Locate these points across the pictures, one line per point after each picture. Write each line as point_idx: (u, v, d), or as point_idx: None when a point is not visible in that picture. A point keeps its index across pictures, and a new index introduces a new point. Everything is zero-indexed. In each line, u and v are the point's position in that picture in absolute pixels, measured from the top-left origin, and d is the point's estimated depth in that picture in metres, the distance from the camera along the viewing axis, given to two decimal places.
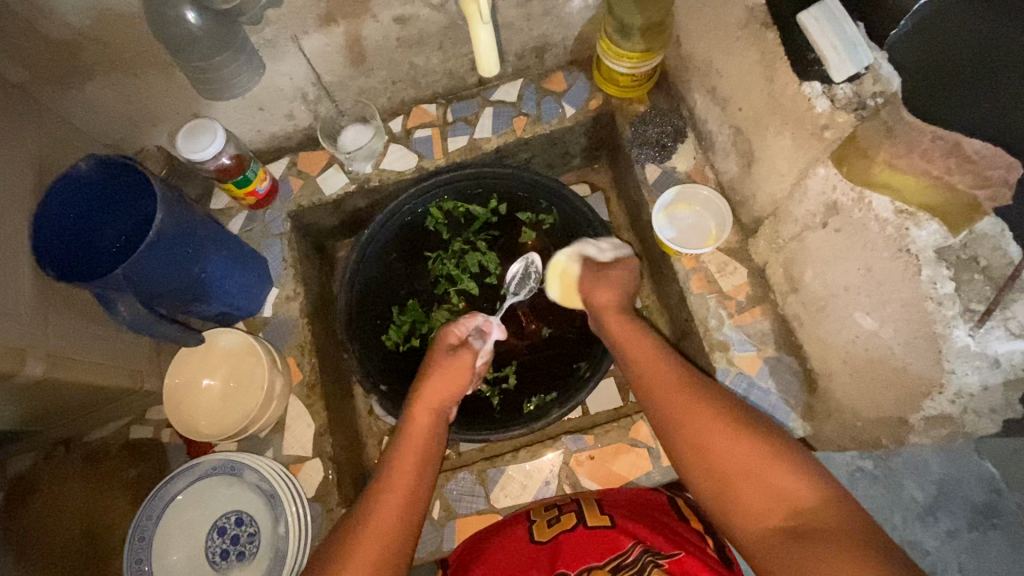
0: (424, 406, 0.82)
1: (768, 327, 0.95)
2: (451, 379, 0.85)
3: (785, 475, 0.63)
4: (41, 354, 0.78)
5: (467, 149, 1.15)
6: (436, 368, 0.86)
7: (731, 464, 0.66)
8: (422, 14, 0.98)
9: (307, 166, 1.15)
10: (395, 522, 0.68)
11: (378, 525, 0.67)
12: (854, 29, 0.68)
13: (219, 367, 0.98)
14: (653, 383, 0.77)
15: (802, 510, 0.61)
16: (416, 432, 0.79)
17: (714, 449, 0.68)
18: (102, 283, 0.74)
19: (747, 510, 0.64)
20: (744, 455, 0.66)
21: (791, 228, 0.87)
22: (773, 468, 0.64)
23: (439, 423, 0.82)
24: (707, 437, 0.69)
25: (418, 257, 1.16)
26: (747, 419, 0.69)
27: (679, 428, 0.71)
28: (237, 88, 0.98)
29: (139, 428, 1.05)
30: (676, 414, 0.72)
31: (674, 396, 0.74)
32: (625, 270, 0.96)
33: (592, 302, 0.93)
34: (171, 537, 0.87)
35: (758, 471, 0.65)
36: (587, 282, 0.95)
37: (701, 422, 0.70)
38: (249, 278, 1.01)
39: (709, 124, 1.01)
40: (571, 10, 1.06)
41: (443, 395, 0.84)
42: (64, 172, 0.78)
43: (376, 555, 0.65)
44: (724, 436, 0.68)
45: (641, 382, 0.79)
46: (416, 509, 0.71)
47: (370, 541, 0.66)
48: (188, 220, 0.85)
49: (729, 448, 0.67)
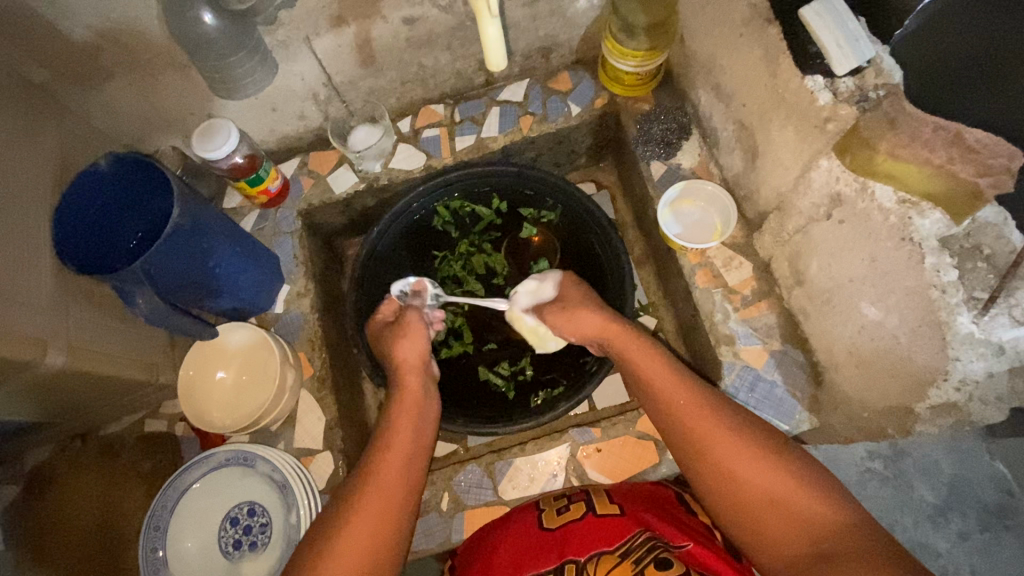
0: (408, 372, 0.85)
1: (773, 322, 0.96)
2: (414, 342, 0.87)
3: (810, 498, 0.65)
4: (62, 345, 0.80)
5: (474, 148, 1.17)
6: (400, 339, 0.88)
7: (752, 488, 0.67)
8: (430, 15, 1.01)
9: (318, 165, 1.17)
10: (394, 485, 0.71)
11: (380, 489, 0.70)
12: (856, 24, 0.70)
13: (231, 360, 1.00)
14: (674, 401, 0.74)
15: (824, 532, 0.63)
16: (407, 395, 0.82)
17: (736, 467, 0.68)
18: (119, 276, 0.76)
19: (771, 531, 0.66)
20: (769, 480, 0.66)
21: (796, 221, 0.88)
22: (796, 490, 0.65)
23: (427, 385, 0.86)
24: (727, 453, 0.69)
25: (427, 255, 1.19)
26: (771, 439, 0.70)
27: (708, 446, 0.70)
28: (251, 87, 1.00)
29: (153, 421, 1.06)
30: (694, 430, 0.71)
31: (682, 407, 0.73)
32: (574, 290, 0.93)
33: (583, 334, 0.88)
34: (184, 525, 0.88)
35: (784, 494, 0.65)
36: (562, 316, 0.90)
37: (720, 443, 0.69)
38: (262, 274, 1.03)
39: (714, 120, 1.02)
40: (577, 10, 1.08)
41: (417, 358, 0.87)
42: (84, 169, 0.80)
43: (378, 516, 0.68)
44: (753, 458, 0.68)
45: (658, 399, 0.76)
46: (412, 471, 0.74)
47: (372, 504, 0.69)
48: (202, 216, 0.87)
49: (750, 466, 0.67)
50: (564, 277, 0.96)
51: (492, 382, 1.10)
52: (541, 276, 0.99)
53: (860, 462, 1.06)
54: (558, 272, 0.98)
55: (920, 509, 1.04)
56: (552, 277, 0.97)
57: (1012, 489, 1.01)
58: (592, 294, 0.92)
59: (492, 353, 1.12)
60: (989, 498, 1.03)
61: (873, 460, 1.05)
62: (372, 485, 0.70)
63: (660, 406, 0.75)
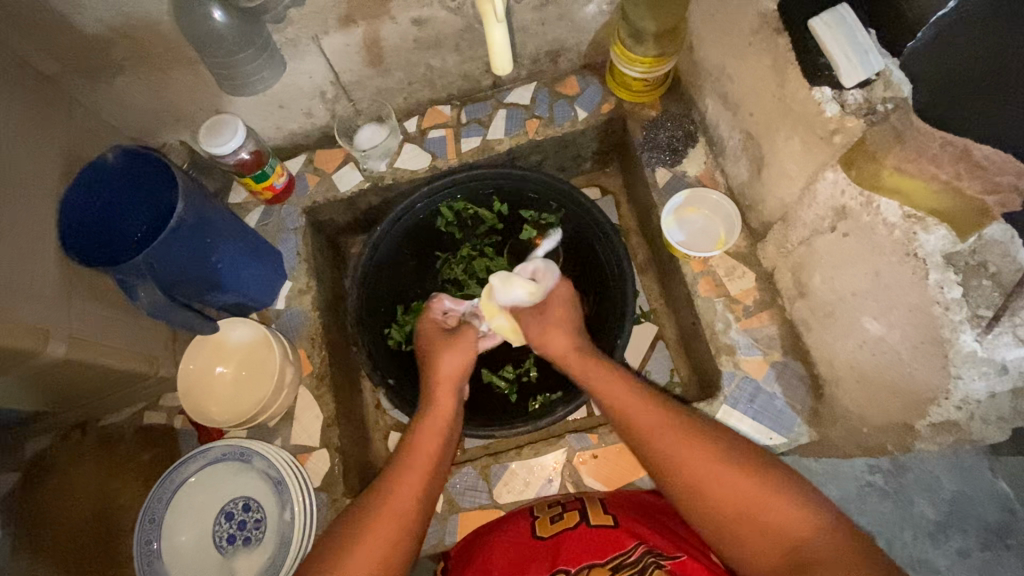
0: (446, 385, 0.86)
1: (775, 332, 0.96)
2: (460, 354, 0.89)
3: (787, 507, 0.65)
4: (64, 336, 0.80)
5: (479, 150, 1.17)
6: (446, 349, 0.89)
7: (729, 499, 0.67)
8: (439, 16, 1.01)
9: (323, 163, 1.18)
10: (410, 508, 0.72)
11: (392, 509, 0.71)
12: (865, 36, 0.69)
13: (232, 355, 1.00)
14: (651, 422, 0.75)
15: (800, 541, 0.63)
16: (439, 411, 0.83)
17: (713, 480, 0.68)
18: (123, 268, 0.77)
19: (750, 543, 0.66)
20: (744, 491, 0.67)
21: (800, 232, 0.87)
22: (770, 499, 0.65)
23: (458, 402, 0.87)
24: (703, 469, 0.69)
25: (430, 256, 1.21)
26: (745, 449, 0.70)
27: (689, 468, 0.70)
28: (261, 84, 1.00)
29: (154, 413, 1.06)
30: (672, 447, 0.72)
31: (658, 426, 0.74)
32: (559, 309, 0.93)
33: (546, 350, 0.91)
34: (180, 518, 0.89)
35: (759, 506, 0.66)
36: (541, 331, 0.91)
37: (694, 457, 0.70)
38: (265, 270, 1.03)
39: (720, 129, 1.02)
40: (586, 15, 1.08)
41: (457, 373, 0.88)
42: (92, 162, 0.82)
43: (388, 536, 0.69)
44: (735, 474, 0.68)
45: (626, 421, 0.77)
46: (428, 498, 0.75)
47: (383, 528, 0.69)
48: (207, 211, 0.87)
49: (727, 480, 0.68)
50: (558, 288, 0.96)
51: (495, 385, 1.09)
52: (542, 274, 0.98)
53: (860, 475, 1.05)
54: (553, 275, 0.97)
55: (920, 526, 1.03)
56: (547, 283, 0.97)
57: (1015, 508, 1.00)
58: (573, 312, 0.93)
59: (496, 357, 1.11)
60: (991, 517, 1.02)
61: (873, 474, 1.04)
62: (384, 502, 0.71)
63: (633, 426, 0.76)
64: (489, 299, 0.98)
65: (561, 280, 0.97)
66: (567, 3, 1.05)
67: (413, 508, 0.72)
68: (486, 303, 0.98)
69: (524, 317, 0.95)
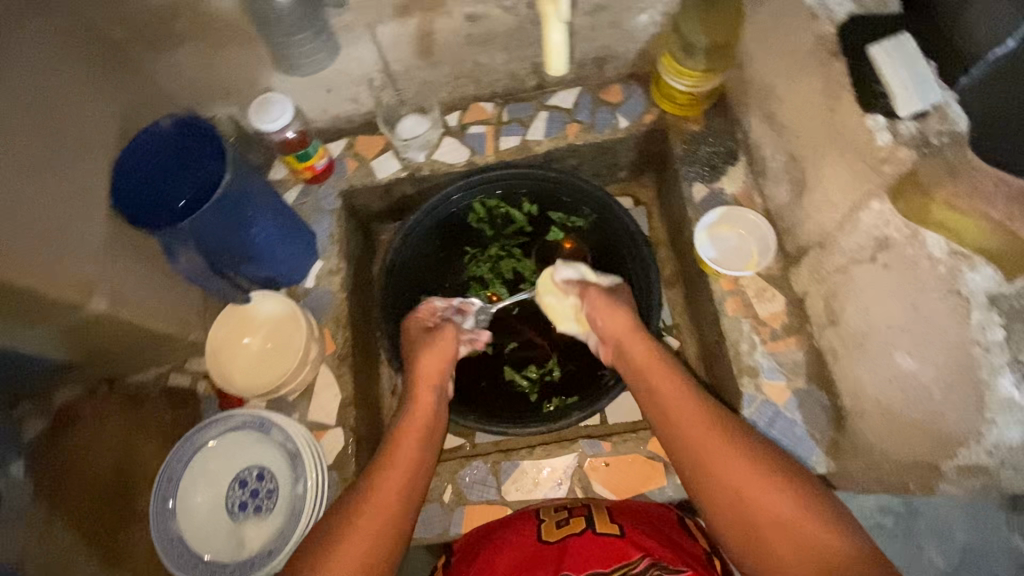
0: (425, 384, 0.90)
1: (801, 359, 0.95)
2: (439, 354, 0.93)
3: (818, 526, 0.65)
4: (106, 291, 0.82)
5: (517, 149, 1.18)
6: (426, 349, 0.93)
7: (761, 508, 0.68)
8: (493, 14, 1.02)
9: (364, 149, 1.20)
10: (394, 507, 0.74)
11: (378, 502, 0.74)
12: (925, 68, 0.73)
13: (260, 328, 1.02)
14: (687, 421, 0.77)
15: (831, 560, 0.63)
16: (420, 407, 0.87)
17: (746, 487, 0.70)
18: (171, 232, 0.80)
19: (778, 557, 0.66)
20: (776, 500, 0.68)
21: (837, 260, 0.85)
22: (799, 509, 0.67)
23: (439, 401, 0.90)
24: (738, 473, 0.71)
25: (459, 251, 1.23)
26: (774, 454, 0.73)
27: (718, 472, 0.72)
28: (308, 68, 1.03)
29: (177, 375, 1.11)
30: (713, 445, 0.73)
31: (699, 429, 0.76)
32: (624, 295, 0.97)
33: (606, 331, 0.93)
34: (197, 480, 0.91)
35: (789, 516, 0.67)
36: (600, 306, 0.93)
37: (729, 463, 0.72)
38: (298, 248, 1.05)
39: (763, 149, 1.01)
40: (638, 24, 1.08)
41: (438, 372, 0.92)
42: (146, 128, 0.85)
43: (381, 524, 0.72)
44: (765, 485, 0.69)
45: (671, 414, 0.79)
46: (411, 496, 0.77)
47: (367, 522, 0.72)
48: (249, 184, 0.90)
49: (759, 488, 0.69)
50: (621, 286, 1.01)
51: (516, 382, 1.10)
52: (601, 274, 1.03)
53: (871, 516, 1.03)
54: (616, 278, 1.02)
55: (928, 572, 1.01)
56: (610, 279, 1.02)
57: None
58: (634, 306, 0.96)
59: (520, 356, 1.12)
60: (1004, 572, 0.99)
61: (885, 515, 1.02)
62: (370, 494, 0.74)
63: (673, 424, 0.78)
64: (549, 276, 1.04)
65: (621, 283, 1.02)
66: (620, 12, 1.06)
67: (396, 503, 0.75)
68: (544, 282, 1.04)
69: (586, 292, 0.97)
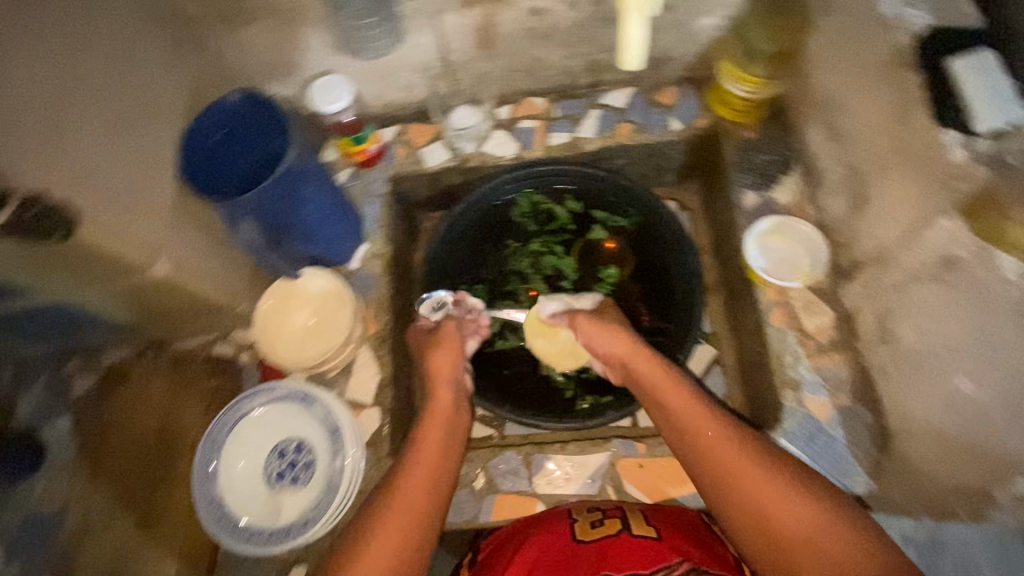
0: (444, 385, 0.90)
1: (846, 376, 0.93)
2: (449, 354, 0.93)
3: (854, 546, 0.63)
4: (168, 256, 0.85)
5: (567, 146, 1.17)
6: (437, 351, 0.93)
7: (789, 527, 0.66)
8: (556, 9, 1.03)
9: (415, 137, 1.20)
10: (418, 502, 0.74)
11: (403, 501, 0.73)
12: (1006, 85, 0.74)
13: (307, 304, 1.05)
14: (705, 437, 0.75)
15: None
16: (440, 405, 0.87)
17: (771, 506, 0.68)
18: (234, 203, 0.83)
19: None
20: (802, 517, 0.66)
21: (896, 276, 0.83)
22: (830, 528, 0.65)
23: (459, 400, 0.90)
24: (760, 490, 0.69)
25: (500, 243, 1.23)
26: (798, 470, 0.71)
27: (742, 489, 0.70)
28: (375, 51, 1.06)
29: (222, 346, 1.16)
30: (731, 461, 0.72)
31: (716, 446, 0.74)
32: (612, 313, 0.96)
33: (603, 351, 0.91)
34: (238, 446, 0.93)
35: (820, 536, 0.65)
36: (593, 330, 0.92)
37: (753, 480, 0.70)
38: (347, 230, 1.07)
39: (820, 160, 0.99)
40: (699, 27, 1.07)
41: (451, 372, 0.92)
42: (216, 101, 0.88)
43: (406, 522, 0.72)
44: (792, 503, 0.67)
45: (685, 430, 0.77)
46: (440, 486, 0.77)
47: (390, 518, 0.71)
48: (309, 162, 0.93)
49: (783, 505, 0.67)
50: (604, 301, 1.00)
51: (552, 378, 1.09)
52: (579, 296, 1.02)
53: None
54: (598, 296, 1.02)
55: None
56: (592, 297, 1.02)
57: None
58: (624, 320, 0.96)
59: None
60: None
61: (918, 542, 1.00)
62: (393, 494, 0.74)
63: (688, 443, 0.76)
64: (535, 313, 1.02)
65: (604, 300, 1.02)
66: (683, 14, 1.05)
67: (422, 502, 0.74)
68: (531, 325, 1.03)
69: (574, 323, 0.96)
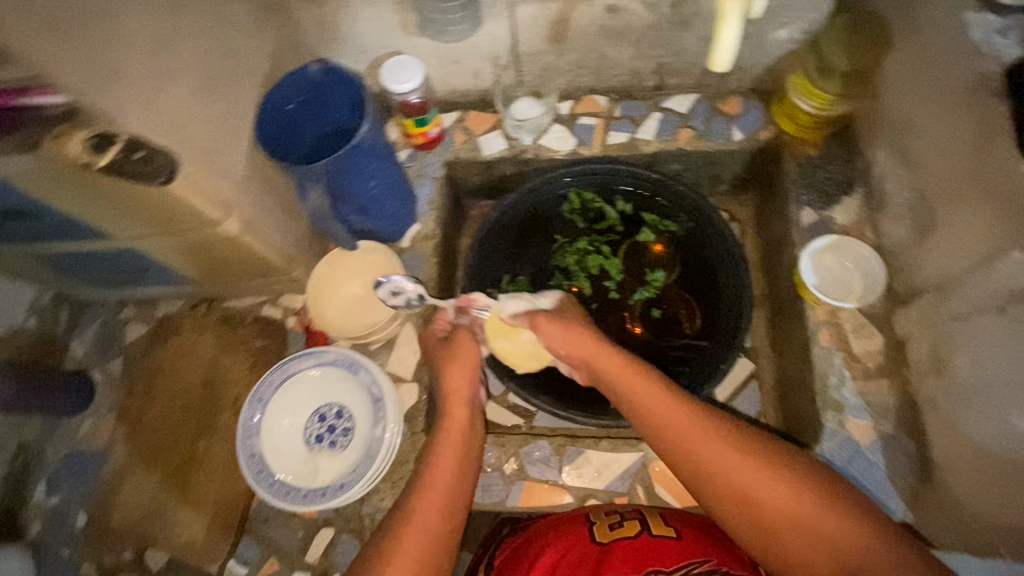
0: (458, 400, 0.89)
1: (891, 403, 0.93)
2: (465, 368, 0.92)
3: (846, 525, 0.65)
4: (240, 215, 0.88)
5: (625, 146, 1.18)
6: (452, 364, 0.92)
7: (781, 515, 0.67)
8: (634, 9, 1.03)
9: (473, 124, 1.22)
10: (435, 523, 0.74)
11: (421, 524, 0.73)
12: None
13: (359, 274, 1.08)
14: (689, 438, 0.74)
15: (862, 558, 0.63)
16: (456, 422, 0.87)
17: (763, 496, 0.69)
18: (305, 169, 0.86)
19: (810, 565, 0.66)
20: (791, 503, 0.67)
21: (957, 306, 0.82)
22: (821, 513, 0.66)
23: (473, 417, 0.89)
24: (740, 477, 0.70)
25: (549, 237, 1.24)
26: (774, 449, 0.72)
27: (733, 483, 0.70)
28: (453, 35, 1.07)
29: (271, 308, 1.15)
30: (707, 449, 0.73)
31: (699, 441, 0.74)
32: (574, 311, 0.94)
33: (570, 352, 0.89)
34: (282, 405, 0.97)
35: (815, 522, 0.66)
36: (559, 333, 0.89)
37: (743, 473, 0.70)
38: (404, 209, 1.09)
39: (886, 184, 0.98)
40: (774, 39, 1.07)
41: (466, 385, 0.91)
42: (297, 70, 0.90)
43: (425, 542, 0.72)
44: (782, 492, 0.68)
45: (663, 428, 0.77)
46: (456, 509, 0.78)
47: (411, 544, 0.71)
48: (380, 139, 0.95)
49: (765, 489, 0.69)
50: (564, 297, 0.98)
51: None
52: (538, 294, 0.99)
53: None
54: (556, 293, 0.99)
55: None
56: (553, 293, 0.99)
57: None
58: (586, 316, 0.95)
59: None
60: None
61: None
62: (411, 515, 0.74)
63: (673, 448, 0.76)
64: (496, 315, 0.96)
65: (562, 295, 0.99)
66: (759, 25, 1.05)
67: (439, 521, 0.75)
68: (495, 328, 0.98)
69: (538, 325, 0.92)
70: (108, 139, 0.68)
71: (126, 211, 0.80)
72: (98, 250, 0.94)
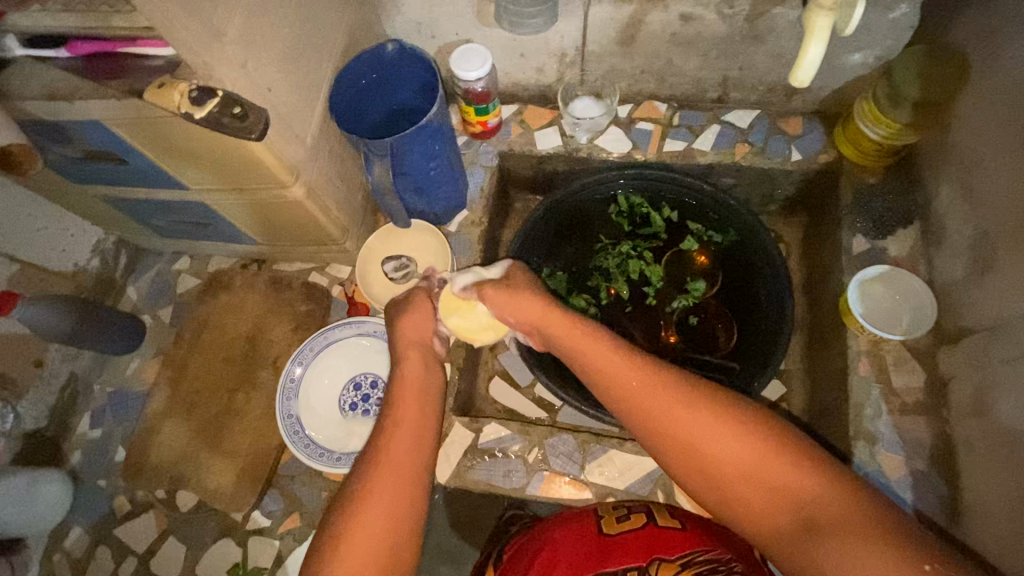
0: (410, 343, 0.84)
1: (927, 440, 0.91)
2: (420, 317, 0.88)
3: (804, 480, 0.59)
4: (305, 180, 0.91)
5: (681, 154, 1.18)
6: (405, 311, 0.88)
7: (737, 473, 0.62)
8: (707, 19, 1.03)
9: (532, 119, 1.24)
10: (407, 463, 0.67)
11: (389, 463, 0.67)
12: None
13: (409, 249, 1.13)
14: (641, 399, 0.68)
15: (822, 515, 0.56)
16: (412, 363, 0.81)
17: (717, 453, 0.63)
18: (374, 144, 0.88)
19: (772, 525, 0.60)
20: (742, 456, 0.61)
21: (1008, 351, 0.80)
22: (775, 466, 0.60)
23: (429, 358, 0.83)
24: (696, 427, 0.64)
25: (593, 237, 1.25)
26: (728, 395, 0.66)
27: (688, 443, 0.64)
28: (530, 27, 1.08)
29: (318, 275, 1.19)
30: (649, 400, 0.67)
31: (650, 399, 0.68)
32: (522, 276, 0.91)
33: (522, 320, 0.87)
34: (320, 370, 1.01)
35: (772, 477, 0.60)
36: (505, 298, 0.87)
37: (696, 430, 0.64)
38: (455, 194, 1.12)
39: (946, 220, 0.97)
40: (847, 62, 1.06)
41: (420, 331, 0.87)
42: (374, 47, 0.93)
43: (399, 480, 0.65)
44: (737, 447, 0.62)
45: (614, 389, 0.71)
46: (425, 448, 0.70)
47: (381, 483, 0.65)
48: (445, 123, 0.97)
49: (721, 439, 0.62)
50: (513, 264, 0.96)
51: None
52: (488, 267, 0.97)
53: None
54: (508, 263, 0.96)
55: None
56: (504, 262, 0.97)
57: None
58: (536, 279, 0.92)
59: None
60: None
61: None
62: (382, 458, 0.67)
63: (630, 414, 0.69)
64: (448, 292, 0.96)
65: (514, 264, 0.96)
66: (833, 47, 1.04)
67: (412, 459, 0.68)
68: (448, 305, 0.95)
69: (486, 294, 0.90)
70: (206, 94, 0.67)
71: (202, 163, 0.84)
72: (168, 200, 0.99)
